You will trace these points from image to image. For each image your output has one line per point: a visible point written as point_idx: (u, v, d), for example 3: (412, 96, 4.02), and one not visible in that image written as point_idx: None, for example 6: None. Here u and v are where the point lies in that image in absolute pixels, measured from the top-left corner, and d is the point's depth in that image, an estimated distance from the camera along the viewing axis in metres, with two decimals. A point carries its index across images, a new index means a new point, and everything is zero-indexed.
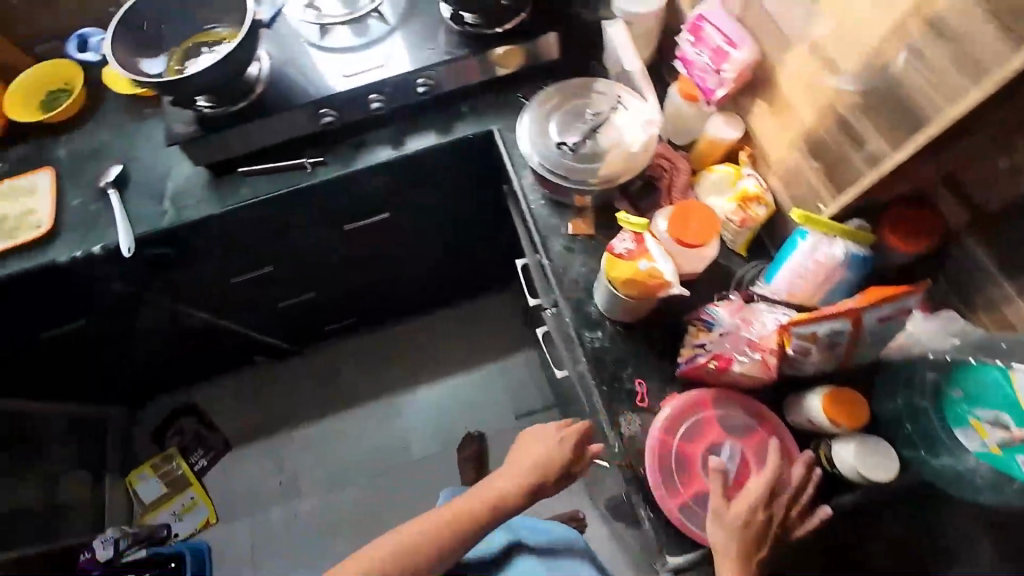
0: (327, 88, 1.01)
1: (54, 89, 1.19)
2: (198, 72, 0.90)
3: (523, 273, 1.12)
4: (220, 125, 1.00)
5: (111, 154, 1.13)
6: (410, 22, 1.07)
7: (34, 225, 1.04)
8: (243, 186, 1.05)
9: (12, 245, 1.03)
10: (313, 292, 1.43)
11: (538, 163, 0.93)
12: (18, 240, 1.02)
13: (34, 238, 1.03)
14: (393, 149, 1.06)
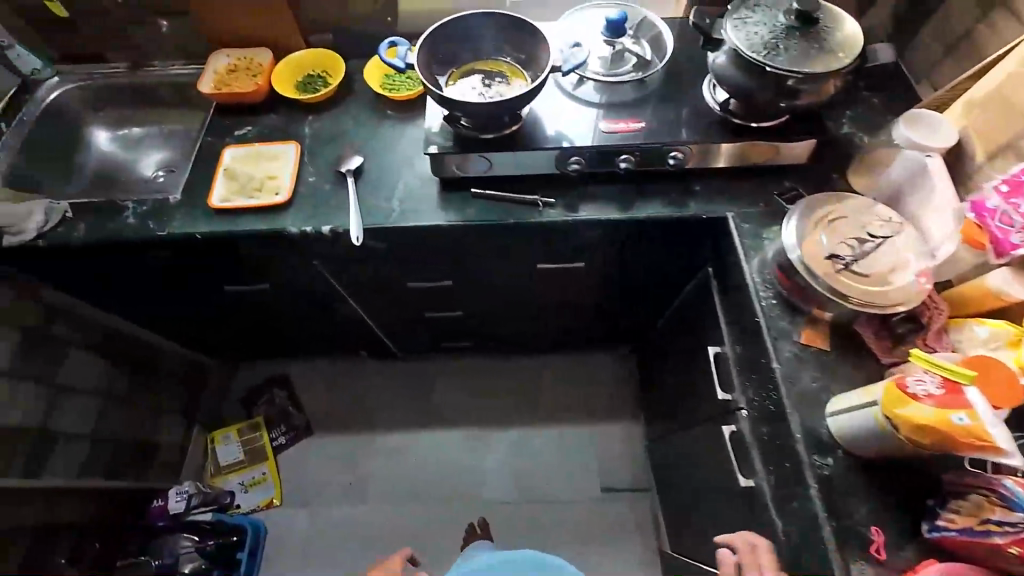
0: (584, 138, 1.03)
1: (311, 72, 1.27)
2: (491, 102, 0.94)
3: (715, 363, 1.07)
4: (476, 146, 1.05)
5: (350, 143, 1.19)
6: (671, 96, 1.10)
7: (273, 193, 1.10)
8: (471, 206, 1.08)
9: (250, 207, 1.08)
10: (458, 310, 1.44)
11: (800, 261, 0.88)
12: (257, 203, 1.07)
13: (271, 203, 1.08)
14: (621, 208, 1.07)
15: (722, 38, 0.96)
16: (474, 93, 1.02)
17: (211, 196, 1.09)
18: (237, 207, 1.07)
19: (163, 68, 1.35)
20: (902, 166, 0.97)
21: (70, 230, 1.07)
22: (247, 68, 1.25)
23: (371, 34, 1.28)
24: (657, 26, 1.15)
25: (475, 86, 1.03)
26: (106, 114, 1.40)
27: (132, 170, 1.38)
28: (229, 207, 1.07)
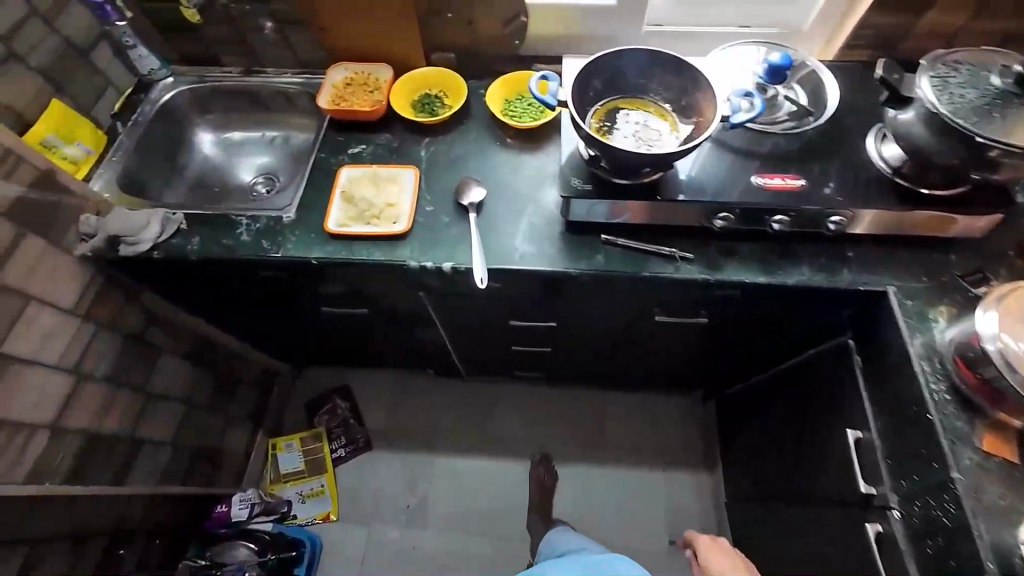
0: (736, 193, 0.95)
1: (430, 92, 1.22)
2: (642, 155, 0.86)
3: (856, 450, 0.97)
4: (615, 192, 0.97)
5: (468, 171, 1.13)
6: (831, 150, 1.00)
7: (391, 221, 1.04)
8: (601, 254, 1.00)
9: (365, 235, 1.03)
10: (548, 347, 1.36)
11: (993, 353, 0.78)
12: (375, 231, 1.02)
13: (389, 233, 1.02)
14: (766, 272, 0.97)
15: (918, 94, 0.86)
16: (618, 138, 0.94)
17: (328, 219, 1.04)
18: (353, 233, 1.02)
19: (276, 75, 1.32)
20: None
21: (185, 243, 1.05)
22: (365, 84, 1.21)
23: (495, 56, 1.22)
24: (820, 75, 1.06)
25: (621, 129, 0.94)
26: (214, 117, 1.38)
27: (233, 178, 1.36)
28: (344, 233, 1.02)
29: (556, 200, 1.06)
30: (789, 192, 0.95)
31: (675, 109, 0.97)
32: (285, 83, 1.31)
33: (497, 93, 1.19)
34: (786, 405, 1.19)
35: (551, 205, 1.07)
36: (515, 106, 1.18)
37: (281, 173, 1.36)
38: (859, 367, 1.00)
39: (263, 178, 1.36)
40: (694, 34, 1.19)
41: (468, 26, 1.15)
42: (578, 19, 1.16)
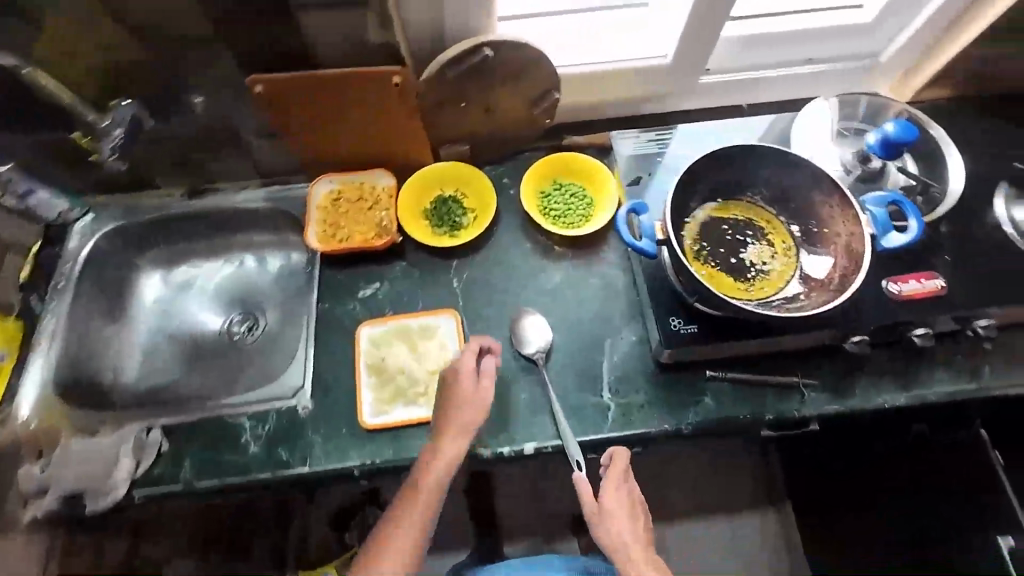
0: (866, 309, 0.78)
1: (444, 195, 0.96)
2: (766, 313, 0.67)
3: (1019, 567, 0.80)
4: (724, 329, 0.78)
5: (518, 300, 0.90)
6: (956, 228, 0.83)
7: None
8: (708, 395, 0.82)
9: (412, 423, 0.80)
10: None
11: None
12: (426, 418, 0.79)
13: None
14: (901, 387, 0.82)
15: None
16: (725, 270, 0.75)
17: (360, 406, 0.81)
18: (394, 423, 0.80)
19: (235, 192, 1.02)
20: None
21: (174, 472, 0.79)
22: (360, 199, 0.94)
23: (519, 138, 0.96)
24: (942, 150, 0.85)
25: (730, 259, 0.75)
26: (155, 253, 1.06)
27: (196, 326, 1.05)
28: (385, 426, 0.79)
29: (639, 329, 0.87)
30: (924, 299, 0.79)
31: (803, 234, 0.75)
32: (248, 201, 1.01)
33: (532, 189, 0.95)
34: None
35: (633, 335, 0.87)
36: (556, 203, 0.94)
37: (259, 308, 1.07)
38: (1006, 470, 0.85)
39: (236, 318, 1.07)
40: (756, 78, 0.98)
41: (487, 113, 0.89)
42: (621, 84, 0.92)
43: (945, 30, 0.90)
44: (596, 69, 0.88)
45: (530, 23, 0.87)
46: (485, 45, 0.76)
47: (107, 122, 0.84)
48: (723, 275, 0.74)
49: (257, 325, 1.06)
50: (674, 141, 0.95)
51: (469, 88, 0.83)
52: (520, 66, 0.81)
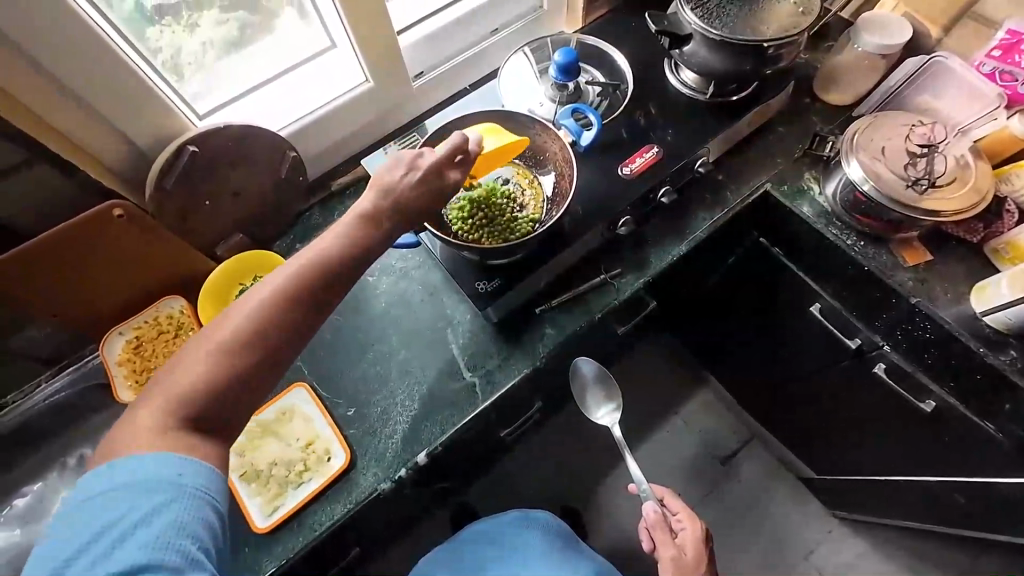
0: (617, 196, 0.92)
1: (245, 287, 0.95)
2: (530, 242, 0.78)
3: (826, 319, 1.05)
4: (526, 269, 0.87)
5: (355, 342, 0.93)
6: (649, 105, 1.01)
7: (323, 459, 0.83)
8: (546, 326, 0.91)
9: (300, 502, 0.80)
10: (538, 412, 1.19)
11: (870, 186, 0.88)
12: (313, 490, 0.79)
13: (333, 476, 0.81)
14: (678, 239, 0.99)
15: (688, 28, 0.91)
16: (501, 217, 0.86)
17: (246, 518, 0.79)
18: (286, 515, 0.79)
19: (34, 393, 0.95)
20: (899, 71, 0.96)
21: None
22: (160, 334, 0.91)
23: (287, 205, 0.99)
24: (610, 55, 1.05)
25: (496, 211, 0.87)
26: None
27: None
28: (279, 520, 0.79)
29: (466, 305, 0.94)
30: (652, 166, 0.94)
31: (534, 161, 0.90)
32: (52, 395, 0.95)
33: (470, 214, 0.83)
34: (746, 314, 1.24)
35: (465, 314, 0.94)
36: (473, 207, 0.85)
37: None
38: (785, 257, 1.08)
39: None
40: (456, 64, 1.11)
41: (235, 197, 0.91)
42: (345, 120, 0.99)
43: None
44: (315, 117, 0.94)
45: (234, 107, 0.91)
46: (186, 142, 0.79)
47: None
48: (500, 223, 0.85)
49: None
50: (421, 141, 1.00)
51: (200, 186, 0.85)
52: (236, 142, 0.84)
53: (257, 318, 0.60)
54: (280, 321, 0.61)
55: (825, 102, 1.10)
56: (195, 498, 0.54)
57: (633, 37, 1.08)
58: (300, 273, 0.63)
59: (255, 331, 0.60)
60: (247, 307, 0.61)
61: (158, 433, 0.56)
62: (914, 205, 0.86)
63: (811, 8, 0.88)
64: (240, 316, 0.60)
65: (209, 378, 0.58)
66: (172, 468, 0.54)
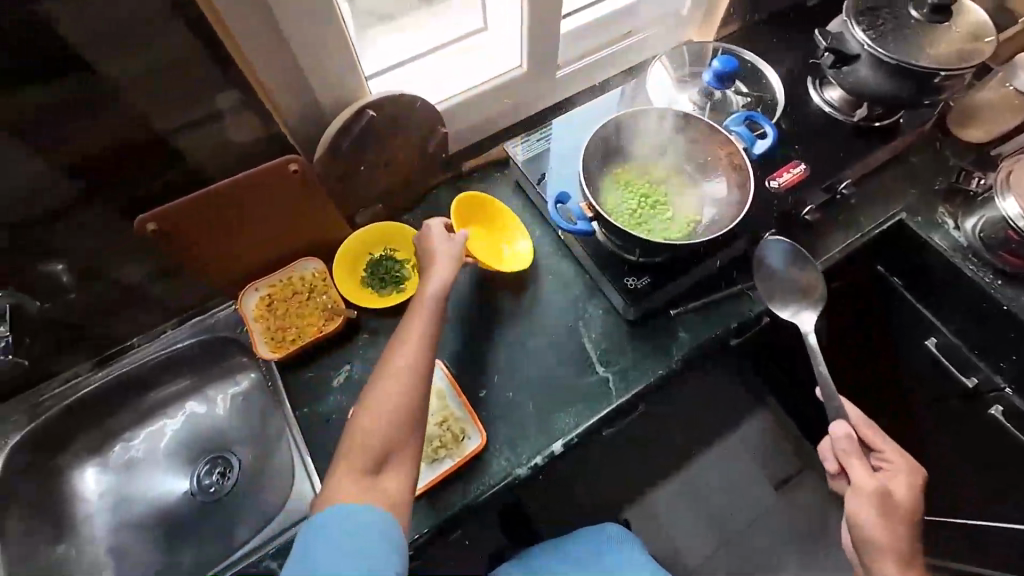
0: (765, 208, 0.92)
1: (376, 257, 0.96)
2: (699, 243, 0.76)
3: (943, 355, 1.05)
4: (674, 271, 0.87)
5: (487, 325, 0.92)
6: (795, 121, 1.01)
7: (458, 439, 0.82)
8: (680, 330, 0.91)
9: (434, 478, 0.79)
10: None
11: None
12: (454, 467, 0.79)
13: (469, 457, 0.80)
14: (813, 257, 0.98)
15: (857, 48, 0.91)
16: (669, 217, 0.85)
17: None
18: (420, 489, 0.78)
19: (156, 340, 0.94)
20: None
21: None
22: (294, 295, 0.91)
23: (423, 179, 1.00)
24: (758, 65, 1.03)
25: (664, 215, 0.85)
26: (85, 442, 0.94)
27: (162, 497, 0.95)
28: (415, 494, 0.77)
29: (599, 301, 0.93)
30: (801, 183, 0.94)
31: (696, 165, 0.86)
32: (173, 344, 0.94)
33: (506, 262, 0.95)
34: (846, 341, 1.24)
35: (597, 309, 0.93)
36: (638, 207, 0.84)
37: (226, 451, 0.98)
38: (905, 289, 1.09)
39: (204, 470, 0.97)
40: (593, 60, 1.10)
41: (386, 167, 0.90)
42: (493, 102, 0.99)
43: None
44: (468, 95, 0.95)
45: (395, 75, 0.90)
46: (366, 107, 0.79)
47: None
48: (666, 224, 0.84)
49: (228, 469, 0.97)
50: (555, 133, 0.98)
51: (363, 153, 0.85)
52: (402, 112, 0.84)
53: (405, 372, 0.70)
54: (425, 365, 0.71)
55: (961, 138, 1.09)
56: (383, 535, 0.60)
57: (775, 53, 1.08)
58: (427, 317, 0.75)
59: (408, 372, 0.70)
60: (394, 361, 0.71)
61: (355, 480, 0.64)
62: None
63: (985, 42, 0.87)
64: (394, 371, 0.70)
65: (387, 417, 0.67)
66: (370, 519, 0.61)
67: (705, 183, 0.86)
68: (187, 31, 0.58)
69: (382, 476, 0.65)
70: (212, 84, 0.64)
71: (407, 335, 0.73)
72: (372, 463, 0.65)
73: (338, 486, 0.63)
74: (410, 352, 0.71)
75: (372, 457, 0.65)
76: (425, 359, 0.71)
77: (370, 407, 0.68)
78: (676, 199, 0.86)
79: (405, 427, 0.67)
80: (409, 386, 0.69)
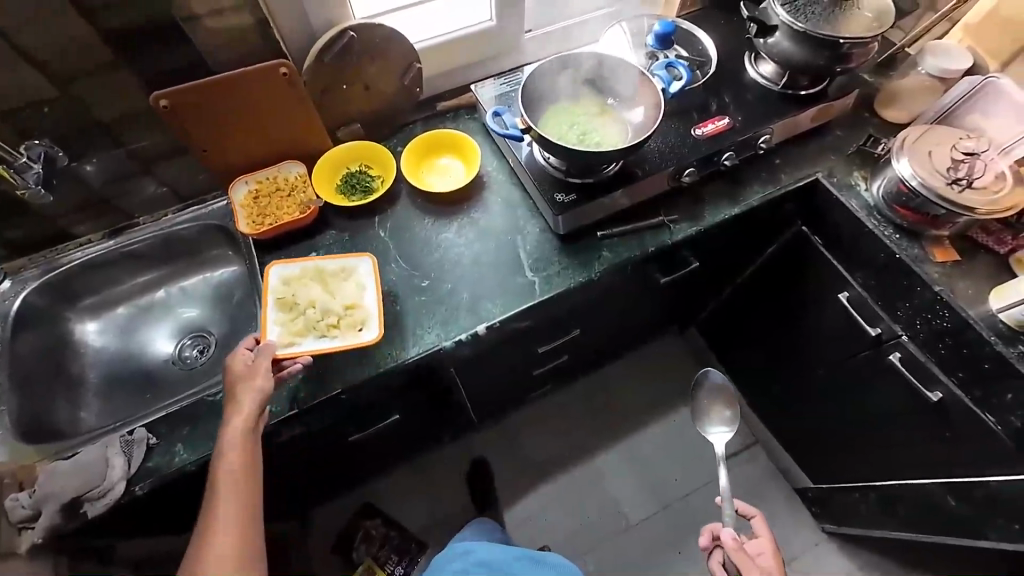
0: (689, 149, 1.05)
1: (351, 170, 1.11)
2: (613, 154, 0.90)
3: (852, 307, 1.16)
4: (601, 192, 1.00)
5: (439, 231, 1.07)
6: (728, 85, 1.15)
7: (356, 328, 0.92)
8: (605, 249, 1.04)
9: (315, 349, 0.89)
10: (565, 353, 1.31)
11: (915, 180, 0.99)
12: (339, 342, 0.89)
13: (358, 343, 0.89)
14: (732, 202, 1.11)
15: (776, 20, 1.04)
16: (591, 140, 0.98)
17: (267, 334, 0.89)
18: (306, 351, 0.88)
19: (157, 221, 1.10)
20: (956, 90, 1.10)
21: (169, 457, 0.84)
22: (277, 190, 1.06)
23: (401, 109, 1.15)
24: (696, 35, 1.20)
25: (585, 140, 0.98)
26: (91, 300, 1.10)
27: (150, 359, 1.10)
28: (286, 353, 0.87)
29: (537, 219, 1.07)
30: (724, 134, 1.08)
31: (621, 101, 1.02)
32: (171, 226, 1.09)
33: (467, 185, 1.11)
34: (778, 300, 1.36)
35: (535, 227, 1.07)
36: (565, 128, 1.00)
37: (205, 331, 1.13)
38: (823, 246, 1.20)
39: (188, 342, 1.12)
40: (563, 28, 1.26)
41: (366, 91, 1.07)
42: (465, 49, 1.16)
43: None
44: (442, 39, 1.11)
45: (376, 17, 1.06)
46: (347, 28, 0.96)
47: (26, 159, 0.85)
48: (584, 142, 0.98)
49: (208, 344, 1.12)
50: (516, 80, 1.13)
51: (344, 71, 1.01)
52: (379, 39, 1.01)
53: (225, 488, 0.75)
54: (247, 446, 0.77)
55: (881, 117, 1.22)
56: None
57: (720, 32, 1.23)
58: (241, 447, 0.77)
59: (229, 522, 0.73)
60: (215, 518, 0.73)
61: None
62: (956, 201, 0.96)
63: (886, 22, 1.01)
64: (218, 531, 0.72)
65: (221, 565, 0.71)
66: None
67: (628, 114, 1.01)
68: None
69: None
70: None
71: (218, 490, 0.75)
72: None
73: None
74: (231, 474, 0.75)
75: None
76: (244, 468, 0.76)
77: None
78: (604, 130, 1.00)
79: (245, 538, 0.73)
80: (234, 501, 0.74)
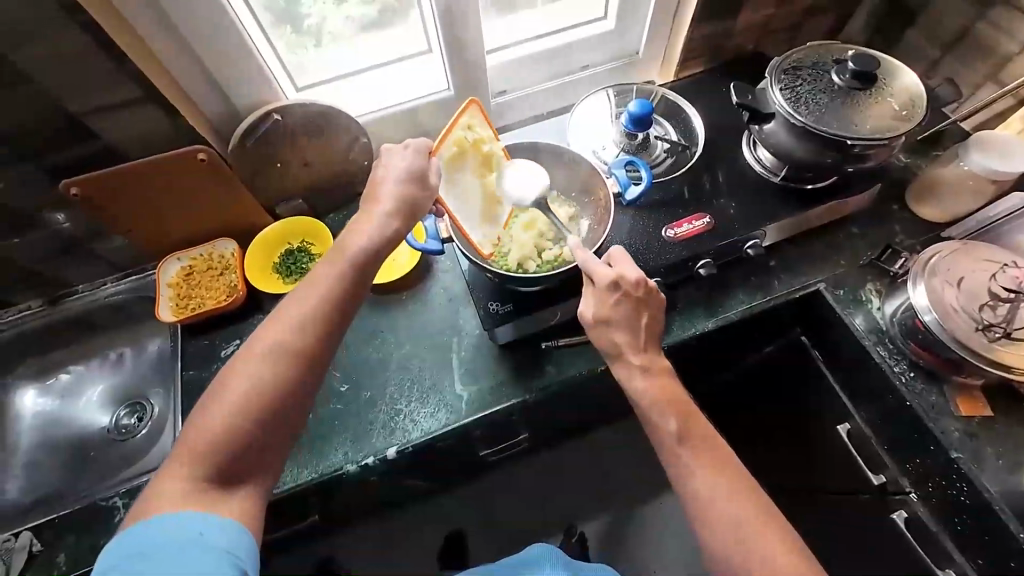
0: (655, 253, 0.90)
1: (291, 247, 1.03)
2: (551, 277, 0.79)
3: (853, 443, 0.96)
4: (543, 303, 0.87)
5: (370, 326, 0.98)
6: (716, 170, 0.98)
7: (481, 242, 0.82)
8: (550, 364, 0.92)
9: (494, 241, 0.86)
10: (520, 445, 1.19)
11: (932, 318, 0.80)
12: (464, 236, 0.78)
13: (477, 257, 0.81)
14: (708, 313, 0.95)
15: (772, 108, 0.87)
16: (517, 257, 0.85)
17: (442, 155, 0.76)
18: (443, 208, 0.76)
19: (95, 290, 1.07)
20: (1005, 201, 0.90)
21: (50, 567, 0.81)
22: (209, 269, 1.01)
23: (349, 184, 1.07)
24: (684, 110, 1.05)
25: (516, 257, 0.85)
26: (30, 366, 1.09)
27: (81, 429, 1.07)
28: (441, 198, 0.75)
29: (477, 320, 0.96)
30: (702, 234, 0.91)
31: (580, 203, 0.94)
32: (108, 296, 1.07)
33: (410, 273, 1.02)
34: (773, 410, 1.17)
35: (475, 328, 0.96)
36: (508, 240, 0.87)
37: (142, 400, 1.10)
38: (824, 363, 1.00)
39: (123, 412, 1.08)
40: (542, 90, 1.15)
41: (305, 167, 1.00)
42: (418, 119, 1.06)
43: (672, 22, 1.08)
44: (391, 111, 1.03)
45: (319, 89, 0.99)
46: (272, 111, 0.90)
47: None
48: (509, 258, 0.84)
49: (144, 414, 1.07)
50: None
51: (277, 151, 0.95)
52: (312, 118, 0.93)
53: (342, 259, 0.65)
54: (365, 259, 0.66)
55: (917, 214, 1.01)
56: (210, 546, 0.51)
57: (715, 104, 1.07)
58: (353, 258, 0.66)
59: (255, 390, 0.57)
60: (242, 374, 0.58)
61: (185, 492, 0.53)
62: (983, 354, 0.77)
63: (913, 114, 0.81)
64: (244, 384, 0.57)
65: (239, 424, 0.56)
66: (198, 528, 0.51)
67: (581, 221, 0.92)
68: (88, 34, 0.70)
69: (227, 497, 0.55)
70: (116, 77, 0.75)
71: (341, 250, 0.66)
72: (212, 475, 0.54)
73: (168, 494, 0.53)
74: (374, 228, 0.68)
75: (216, 459, 0.55)
76: (319, 342, 0.61)
77: (289, 307, 0.62)
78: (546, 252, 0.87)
79: (259, 420, 0.57)
80: (278, 372, 0.58)
